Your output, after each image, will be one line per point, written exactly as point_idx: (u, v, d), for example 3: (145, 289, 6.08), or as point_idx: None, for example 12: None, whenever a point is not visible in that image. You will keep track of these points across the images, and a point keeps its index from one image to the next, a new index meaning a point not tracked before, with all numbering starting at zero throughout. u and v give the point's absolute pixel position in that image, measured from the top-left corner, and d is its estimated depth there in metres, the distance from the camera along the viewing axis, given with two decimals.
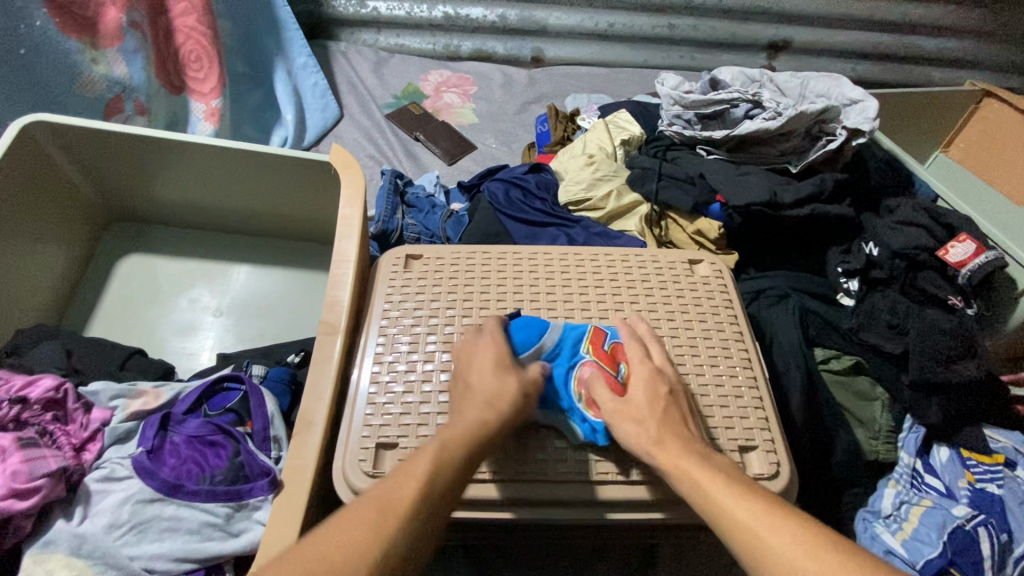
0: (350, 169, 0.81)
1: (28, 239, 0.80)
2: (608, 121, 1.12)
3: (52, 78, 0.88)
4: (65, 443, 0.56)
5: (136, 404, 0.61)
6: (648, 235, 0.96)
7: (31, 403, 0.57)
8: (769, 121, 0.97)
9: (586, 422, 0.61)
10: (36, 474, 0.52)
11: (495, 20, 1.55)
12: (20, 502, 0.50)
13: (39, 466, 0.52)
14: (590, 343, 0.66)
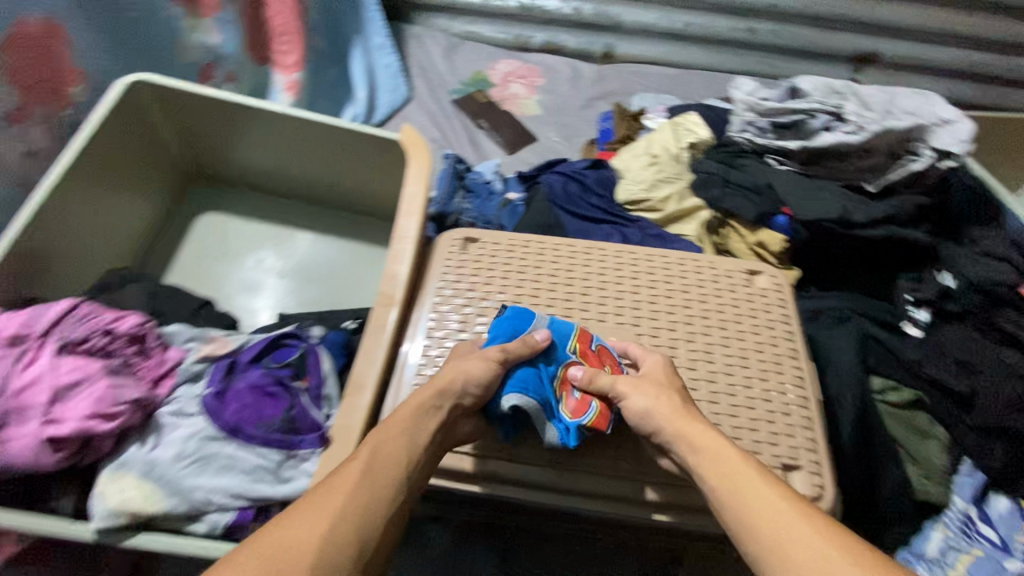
0: (418, 151, 0.84)
1: (123, 188, 0.86)
2: (677, 122, 1.08)
3: (157, 42, 0.92)
4: (145, 375, 0.61)
5: (207, 348, 0.66)
6: (705, 242, 0.94)
7: (118, 335, 0.62)
8: (850, 135, 0.93)
9: (561, 421, 0.61)
10: (120, 400, 0.57)
11: (569, 13, 1.54)
12: (103, 424, 0.55)
13: (122, 394, 0.57)
14: (577, 342, 0.64)
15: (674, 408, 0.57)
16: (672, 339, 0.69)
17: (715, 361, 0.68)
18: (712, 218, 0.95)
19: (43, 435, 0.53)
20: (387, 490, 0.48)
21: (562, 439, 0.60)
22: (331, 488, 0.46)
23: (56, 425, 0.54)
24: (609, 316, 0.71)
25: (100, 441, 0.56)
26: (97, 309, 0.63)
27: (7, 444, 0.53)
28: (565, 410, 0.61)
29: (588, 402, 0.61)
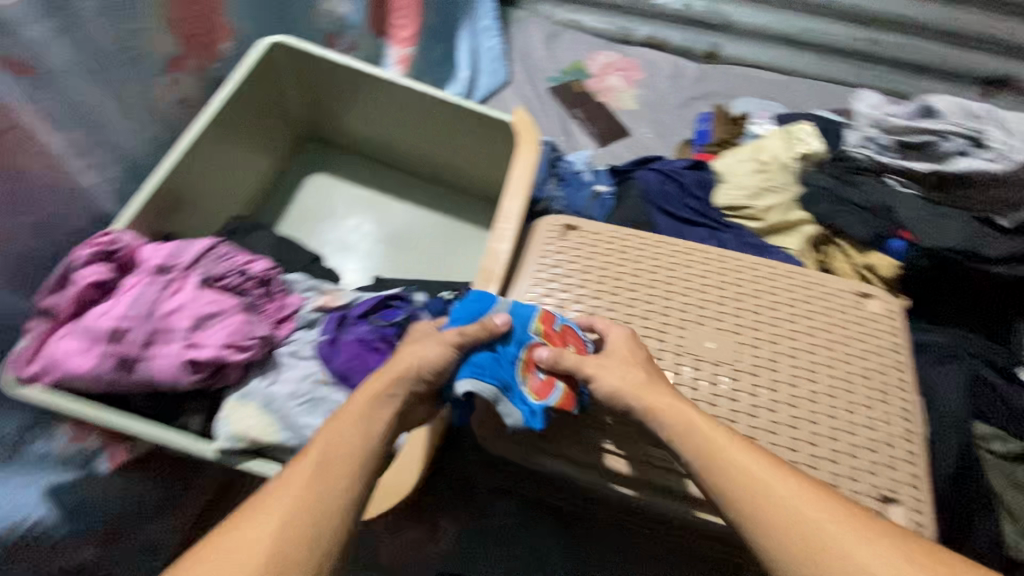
0: (528, 136, 0.85)
1: (247, 144, 0.92)
2: (789, 131, 1.04)
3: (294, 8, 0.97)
4: (272, 316, 0.69)
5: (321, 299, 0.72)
6: (807, 257, 0.91)
7: (251, 277, 0.69)
8: (987, 164, 0.89)
9: (526, 405, 0.58)
10: (251, 335, 0.64)
11: (679, 9, 1.51)
12: (238, 355, 0.63)
13: (251, 331, 0.65)
14: (538, 324, 0.62)
15: (640, 386, 0.55)
16: (774, 352, 0.67)
17: (817, 382, 0.66)
18: (818, 233, 0.92)
19: (185, 357, 0.61)
20: (332, 484, 0.46)
21: (527, 422, 0.58)
22: (275, 494, 0.45)
23: (197, 350, 0.62)
24: (709, 320, 0.69)
25: (228, 370, 0.63)
26: (232, 250, 0.71)
27: (154, 359, 0.61)
28: (530, 392, 0.59)
29: (552, 385, 0.59)
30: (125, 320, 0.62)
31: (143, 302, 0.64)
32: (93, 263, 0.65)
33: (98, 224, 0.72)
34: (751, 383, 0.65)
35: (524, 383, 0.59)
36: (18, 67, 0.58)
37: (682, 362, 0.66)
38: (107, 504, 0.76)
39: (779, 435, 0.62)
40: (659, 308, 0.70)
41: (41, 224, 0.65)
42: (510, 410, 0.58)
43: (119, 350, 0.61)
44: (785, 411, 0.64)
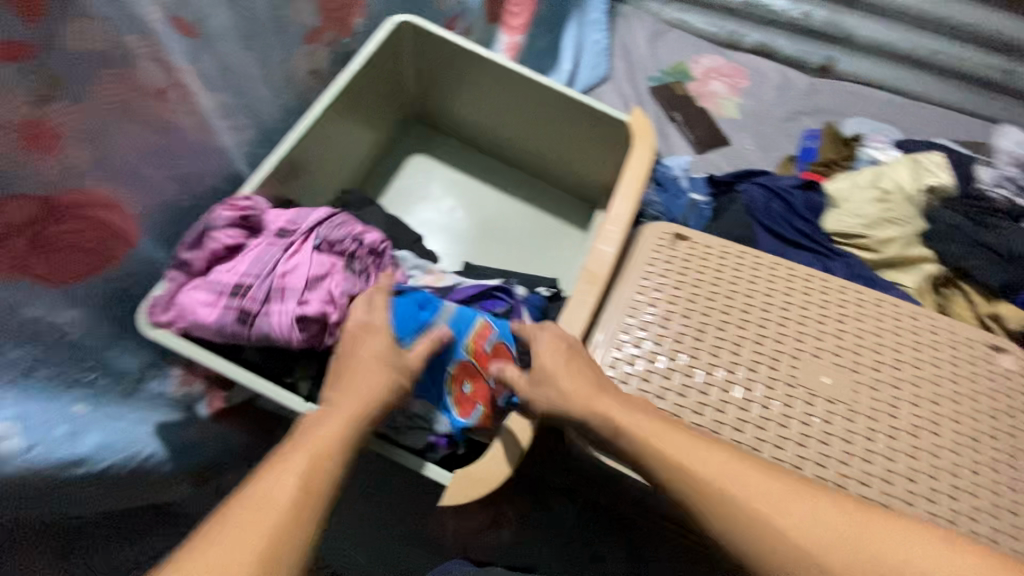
0: (645, 138, 0.83)
1: (363, 118, 0.95)
2: (917, 160, 0.97)
3: None
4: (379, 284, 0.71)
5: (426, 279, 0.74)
6: (925, 298, 0.86)
7: (364, 245, 0.70)
8: None
9: (453, 417, 0.66)
10: (351, 296, 0.66)
11: (797, 18, 1.41)
12: (339, 315, 0.65)
13: (355, 295, 0.67)
14: (472, 340, 0.66)
15: (591, 395, 0.57)
16: (894, 397, 0.64)
17: (941, 435, 0.62)
18: (939, 272, 0.87)
19: (296, 314, 0.64)
20: (325, 479, 0.48)
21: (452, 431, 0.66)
22: (263, 495, 0.46)
23: (308, 309, 0.64)
24: (827, 354, 0.66)
25: (332, 330, 0.65)
26: (347, 219, 0.73)
27: (269, 315, 0.64)
28: (456, 406, 0.66)
29: (475, 403, 0.66)
30: (248, 276, 0.65)
31: (264, 261, 0.67)
32: (231, 226, 0.67)
33: (231, 182, 0.76)
34: (868, 425, 0.62)
35: (453, 397, 0.66)
36: (186, 29, 0.61)
37: (796, 394, 0.64)
38: (208, 447, 0.79)
39: (895, 485, 0.60)
40: (772, 332, 0.68)
41: (184, 178, 0.69)
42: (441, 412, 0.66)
43: (238, 303, 0.64)
44: (904, 461, 0.61)
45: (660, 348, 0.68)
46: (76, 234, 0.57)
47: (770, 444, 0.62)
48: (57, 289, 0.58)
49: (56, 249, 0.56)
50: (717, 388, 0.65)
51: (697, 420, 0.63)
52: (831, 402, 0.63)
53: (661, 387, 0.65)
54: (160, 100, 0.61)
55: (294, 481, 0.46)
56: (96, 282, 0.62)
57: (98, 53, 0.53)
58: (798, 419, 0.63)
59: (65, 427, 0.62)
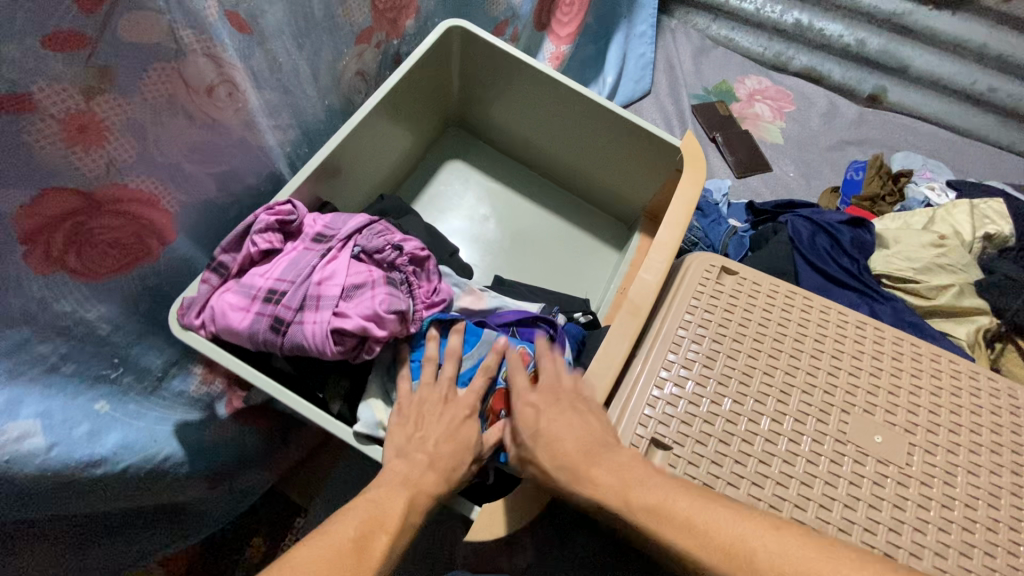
0: (695, 163, 0.80)
1: (404, 121, 0.92)
2: (974, 205, 0.94)
3: None
4: (419, 297, 0.68)
5: (466, 299, 0.74)
6: (977, 351, 0.82)
7: (404, 253, 0.68)
8: None
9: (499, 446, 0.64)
10: (391, 309, 0.62)
11: (850, 44, 1.37)
12: (377, 329, 0.61)
13: (396, 308, 0.62)
14: (510, 367, 0.67)
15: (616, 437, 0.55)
16: (949, 462, 0.61)
17: (998, 509, 0.59)
18: (992, 326, 0.83)
19: (331, 324, 0.60)
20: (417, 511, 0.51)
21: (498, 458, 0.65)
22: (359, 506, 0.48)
23: (342, 319, 0.61)
24: (879, 410, 0.63)
25: (370, 344, 0.62)
26: (386, 228, 0.71)
27: (303, 324, 0.61)
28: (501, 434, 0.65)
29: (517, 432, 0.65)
30: (281, 282, 0.63)
31: (300, 267, 0.65)
32: (267, 230, 0.65)
33: (269, 180, 0.74)
34: (920, 491, 0.59)
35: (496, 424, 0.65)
36: (239, 24, 0.59)
37: (845, 452, 0.61)
38: (224, 449, 0.78)
39: (948, 559, 0.56)
40: (821, 382, 0.65)
41: (224, 175, 0.67)
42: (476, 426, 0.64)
43: (271, 310, 0.61)
44: (958, 533, 0.57)
45: (704, 390, 0.65)
46: (115, 230, 0.55)
47: (816, 504, 0.58)
48: (93, 285, 0.56)
49: (93, 245, 0.54)
50: (762, 438, 0.62)
51: (739, 471, 0.60)
52: (882, 463, 0.60)
53: (702, 432, 0.62)
54: (208, 95, 0.59)
55: (398, 508, 0.49)
56: (129, 279, 0.60)
57: (151, 44, 0.51)
58: (846, 479, 0.60)
59: (87, 427, 0.60)
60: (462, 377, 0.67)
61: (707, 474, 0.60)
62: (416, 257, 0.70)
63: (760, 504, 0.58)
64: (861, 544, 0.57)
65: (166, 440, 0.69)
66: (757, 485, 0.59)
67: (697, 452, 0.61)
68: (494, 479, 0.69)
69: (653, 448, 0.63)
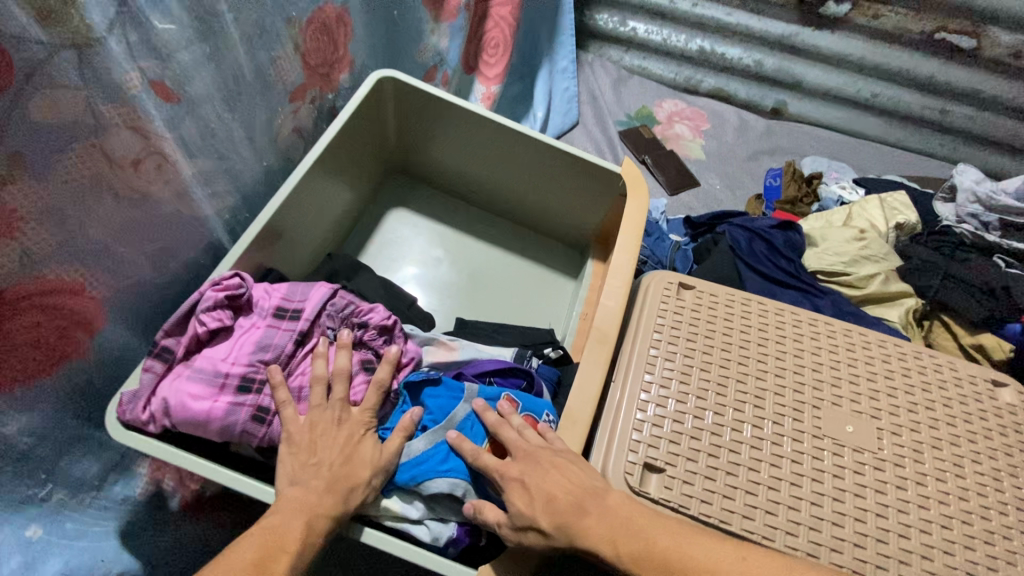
0: (637, 186, 0.84)
1: (344, 175, 0.90)
2: (883, 199, 1.04)
3: (406, 44, 0.94)
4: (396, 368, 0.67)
5: (435, 353, 0.72)
6: (910, 331, 0.89)
7: (372, 328, 0.66)
8: None
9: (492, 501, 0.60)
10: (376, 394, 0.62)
11: (749, 65, 1.50)
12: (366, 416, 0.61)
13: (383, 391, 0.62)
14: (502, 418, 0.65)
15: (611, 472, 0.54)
16: (915, 440, 0.65)
17: (964, 477, 0.63)
18: (919, 306, 0.91)
19: None
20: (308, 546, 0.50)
21: None
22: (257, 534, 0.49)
23: None
24: (845, 401, 0.67)
25: None
26: (351, 301, 0.67)
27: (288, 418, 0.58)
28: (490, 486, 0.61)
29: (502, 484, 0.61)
30: (254, 368, 0.59)
31: (267, 353, 0.60)
32: (216, 307, 0.60)
33: (209, 251, 0.70)
34: (895, 472, 0.62)
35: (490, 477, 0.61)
36: (166, 93, 0.56)
37: (823, 446, 0.63)
38: None
39: (933, 534, 0.59)
40: (788, 381, 0.68)
41: (159, 253, 0.62)
42: (458, 477, 0.60)
43: (252, 400, 0.57)
44: (935, 507, 0.61)
45: (685, 406, 0.66)
46: (36, 329, 0.50)
47: (808, 502, 0.60)
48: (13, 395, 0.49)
49: (9, 351, 0.48)
50: (747, 446, 0.63)
51: (732, 482, 0.61)
52: (857, 450, 0.63)
53: (691, 449, 0.63)
54: (135, 170, 0.55)
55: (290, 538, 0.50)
56: (58, 380, 0.54)
57: (67, 125, 0.47)
58: (829, 472, 0.62)
59: (18, 559, 0.57)
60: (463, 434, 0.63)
61: (703, 491, 0.61)
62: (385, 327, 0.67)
63: (757, 512, 0.59)
64: (855, 535, 0.59)
65: (113, 557, 0.64)
66: (751, 493, 0.60)
67: (688, 470, 0.62)
68: (487, 539, 0.63)
69: (647, 474, 0.62)
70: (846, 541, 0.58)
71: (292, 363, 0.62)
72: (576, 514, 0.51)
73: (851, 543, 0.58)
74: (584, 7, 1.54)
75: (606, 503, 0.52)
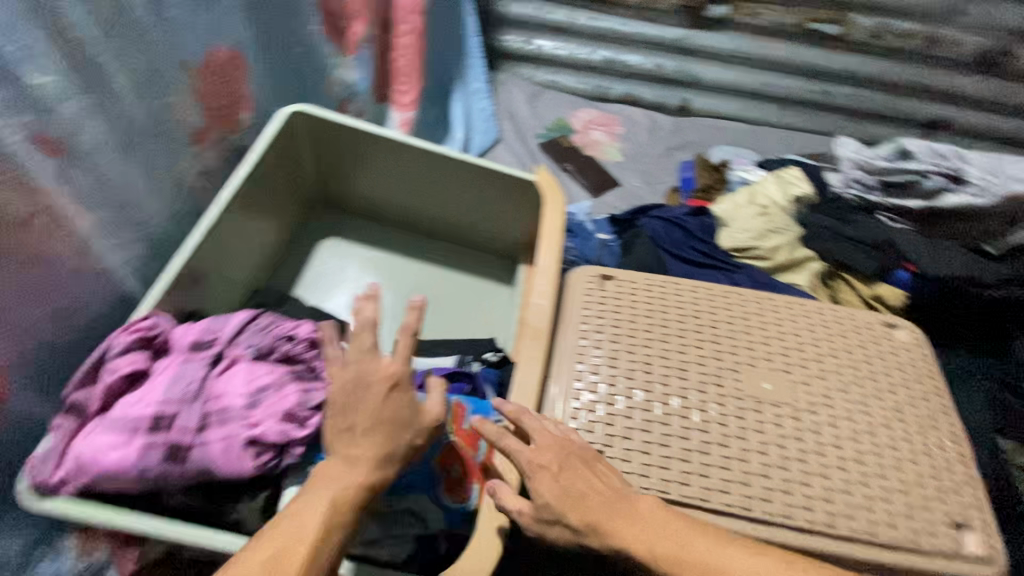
0: (551, 191, 0.88)
1: (263, 214, 0.90)
2: (781, 174, 1.10)
3: (313, 80, 0.97)
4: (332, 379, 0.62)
5: None
6: (818, 292, 0.97)
7: (301, 341, 0.63)
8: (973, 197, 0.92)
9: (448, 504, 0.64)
10: (310, 406, 0.57)
11: (651, 69, 1.60)
12: (300, 430, 0.55)
13: (317, 402, 0.57)
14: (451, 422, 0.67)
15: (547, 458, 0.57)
16: (827, 387, 0.70)
17: (872, 414, 0.68)
18: (824, 268, 0.98)
19: (243, 438, 0.54)
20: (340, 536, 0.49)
21: (451, 519, 0.64)
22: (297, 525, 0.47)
23: (252, 430, 0.55)
24: (760, 361, 0.71)
25: (293, 448, 0.55)
26: (274, 319, 0.65)
27: (206, 446, 0.54)
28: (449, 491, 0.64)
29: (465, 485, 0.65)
30: (167, 403, 0.56)
31: (182, 385, 0.57)
32: (129, 351, 0.60)
33: (123, 304, 0.69)
34: (812, 419, 0.67)
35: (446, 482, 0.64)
36: (51, 147, 0.55)
37: (745, 406, 0.68)
38: None
39: (851, 472, 0.64)
40: (708, 352, 0.72)
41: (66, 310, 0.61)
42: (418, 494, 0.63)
43: (164, 438, 0.54)
44: (850, 445, 0.66)
45: (616, 389, 0.69)
46: None
47: (737, 460, 0.64)
48: None
49: None
50: (677, 417, 0.67)
51: (666, 453, 0.64)
52: (776, 405, 0.68)
53: (625, 428, 0.66)
54: (25, 228, 0.54)
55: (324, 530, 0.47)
56: None
57: None
58: (753, 429, 0.66)
59: None
60: None
61: (640, 466, 0.63)
62: (315, 340, 0.64)
63: (692, 477, 0.63)
64: (782, 483, 0.63)
65: None
66: (684, 461, 0.64)
67: (626, 448, 0.64)
68: (446, 546, 0.64)
69: None
70: (774, 490, 0.62)
71: (211, 390, 0.58)
72: (607, 516, 0.54)
73: (780, 491, 0.62)
74: (491, 31, 1.61)
75: (636, 512, 0.54)
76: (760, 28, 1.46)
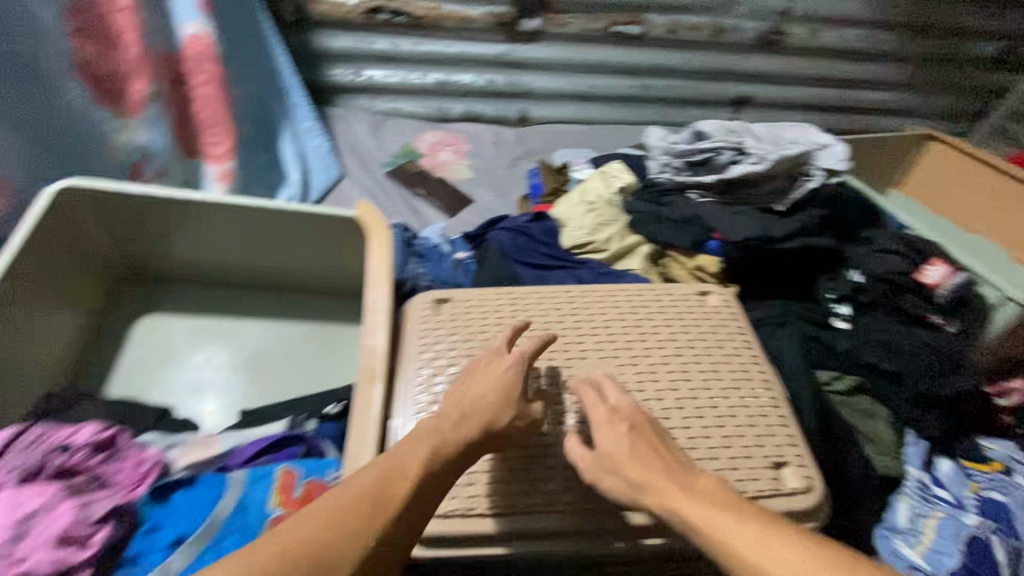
0: (375, 224, 0.84)
1: (46, 306, 0.81)
2: (604, 170, 1.19)
3: (92, 153, 0.95)
4: (124, 481, 0.66)
5: (195, 454, 0.72)
6: (651, 273, 1.03)
7: (82, 448, 0.66)
8: (755, 165, 1.00)
9: None
10: (96, 516, 0.61)
11: (484, 85, 1.66)
12: (85, 549, 0.59)
13: (104, 512, 0.62)
14: (274, 493, 0.65)
15: None
16: (651, 365, 0.74)
17: (692, 380, 0.73)
18: (652, 250, 1.05)
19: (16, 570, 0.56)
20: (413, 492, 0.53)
21: None
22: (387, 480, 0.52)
23: (26, 558, 0.56)
24: (589, 353, 0.75)
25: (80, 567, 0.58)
26: (50, 431, 0.67)
27: None
28: None
29: None
30: None
31: None
32: None
33: None
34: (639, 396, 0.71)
35: None
36: None
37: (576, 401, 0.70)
38: None
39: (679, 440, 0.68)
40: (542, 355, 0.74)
41: None
42: None
43: None
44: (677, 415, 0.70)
45: None
46: None
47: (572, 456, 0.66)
48: None
49: None
50: None
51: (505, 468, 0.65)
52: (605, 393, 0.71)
53: None
54: None
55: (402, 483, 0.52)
56: None
57: None
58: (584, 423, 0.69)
59: None
60: (228, 526, 0.63)
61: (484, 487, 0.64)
62: (99, 444, 0.68)
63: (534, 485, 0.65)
64: None
65: None
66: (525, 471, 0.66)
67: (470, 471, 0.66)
68: None
69: None
70: None
71: None
72: (667, 489, 0.54)
73: None
74: (316, 68, 1.59)
75: (695, 484, 0.55)
76: (571, 36, 1.57)
